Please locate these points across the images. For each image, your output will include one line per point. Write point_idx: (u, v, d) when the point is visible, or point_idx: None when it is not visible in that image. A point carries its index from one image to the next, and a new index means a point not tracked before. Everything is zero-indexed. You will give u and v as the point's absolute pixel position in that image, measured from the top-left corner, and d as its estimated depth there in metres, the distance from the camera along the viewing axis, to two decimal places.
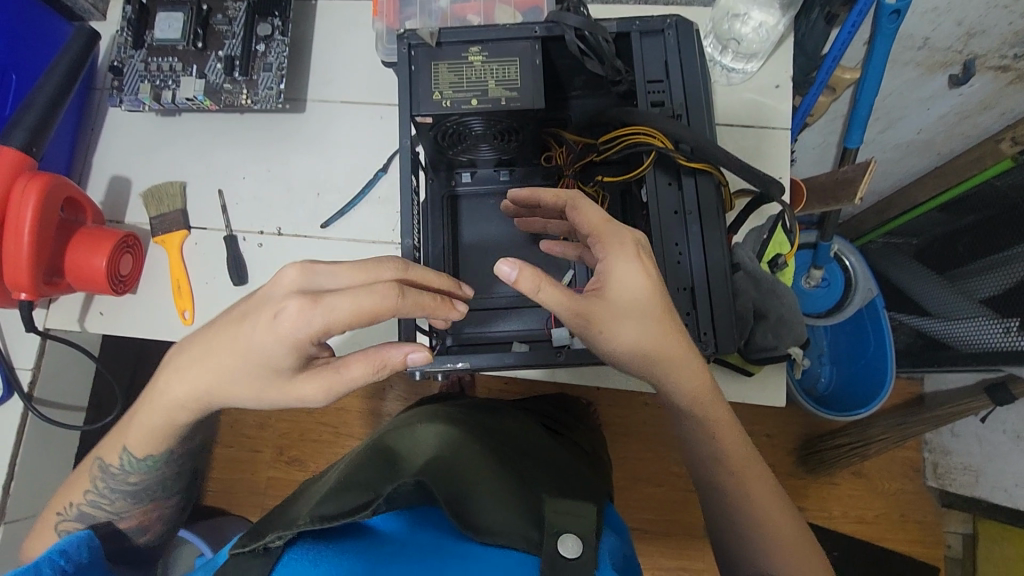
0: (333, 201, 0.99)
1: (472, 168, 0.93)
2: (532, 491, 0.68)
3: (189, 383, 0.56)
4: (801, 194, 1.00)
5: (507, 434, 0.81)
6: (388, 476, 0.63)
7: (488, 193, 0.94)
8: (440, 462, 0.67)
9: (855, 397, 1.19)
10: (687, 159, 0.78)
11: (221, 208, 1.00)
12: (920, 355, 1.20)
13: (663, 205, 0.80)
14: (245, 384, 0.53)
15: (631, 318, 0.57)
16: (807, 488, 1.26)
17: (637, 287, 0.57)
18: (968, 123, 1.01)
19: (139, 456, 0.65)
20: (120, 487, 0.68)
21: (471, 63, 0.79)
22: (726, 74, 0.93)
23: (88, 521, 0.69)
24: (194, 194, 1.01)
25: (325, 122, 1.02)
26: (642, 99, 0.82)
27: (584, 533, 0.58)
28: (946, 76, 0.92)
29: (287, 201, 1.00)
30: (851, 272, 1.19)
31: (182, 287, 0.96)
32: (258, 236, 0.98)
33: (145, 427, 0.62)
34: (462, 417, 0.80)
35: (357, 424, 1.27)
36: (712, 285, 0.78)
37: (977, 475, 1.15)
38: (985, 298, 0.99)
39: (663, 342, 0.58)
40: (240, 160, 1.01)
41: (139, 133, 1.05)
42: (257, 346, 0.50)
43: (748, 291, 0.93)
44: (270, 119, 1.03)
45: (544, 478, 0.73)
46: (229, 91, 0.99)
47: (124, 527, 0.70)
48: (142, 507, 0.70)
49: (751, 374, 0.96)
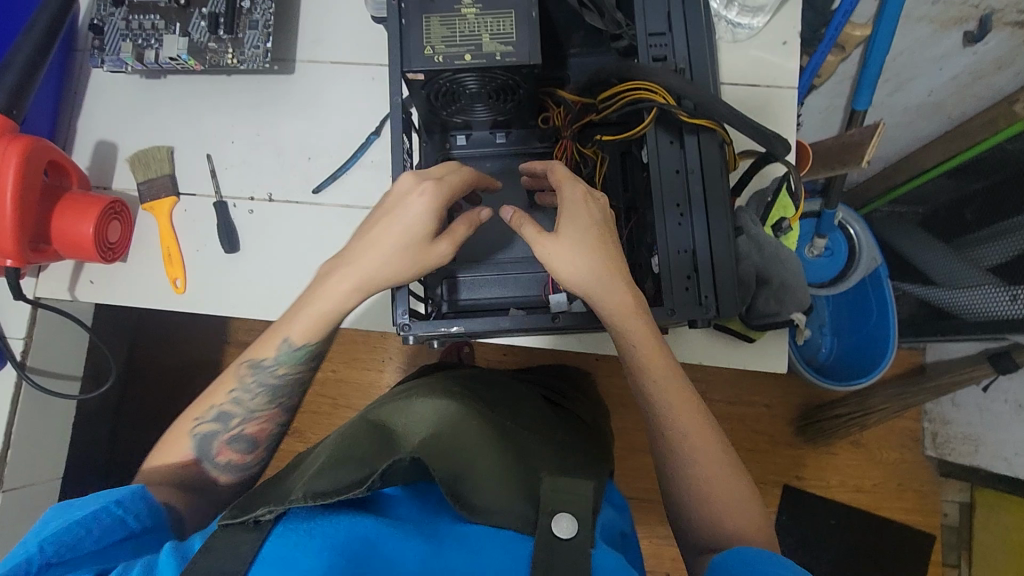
0: (324, 165, 0.95)
1: (467, 130, 0.89)
2: (531, 467, 0.67)
3: (354, 274, 0.65)
4: (807, 156, 0.97)
5: (506, 404, 0.80)
6: (386, 451, 0.63)
7: (487, 158, 0.90)
8: (438, 437, 0.67)
9: (856, 366, 1.17)
10: (690, 115, 0.74)
11: (209, 173, 0.95)
12: (924, 324, 1.17)
13: (663, 165, 0.77)
14: (395, 252, 0.64)
15: (580, 260, 0.64)
16: (806, 458, 1.24)
17: (585, 233, 0.64)
18: (981, 84, 0.96)
19: (297, 347, 0.68)
20: (266, 383, 0.69)
21: (464, 15, 0.72)
22: (730, 30, 0.88)
23: (223, 424, 0.67)
24: (183, 160, 0.97)
25: (314, 84, 0.97)
26: (643, 52, 0.76)
27: (580, 513, 0.57)
28: (960, 33, 0.88)
29: (276, 164, 0.95)
30: (854, 240, 1.15)
31: (172, 254, 0.93)
32: (249, 202, 0.95)
33: (308, 315, 0.67)
34: (460, 389, 0.79)
35: (355, 395, 1.25)
36: (714, 248, 0.74)
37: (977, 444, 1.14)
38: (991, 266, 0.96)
39: (610, 286, 0.64)
40: (231, 123, 0.97)
41: (124, 96, 1.01)
42: (407, 216, 0.63)
43: (750, 256, 0.90)
44: (258, 81, 0.98)
45: (543, 452, 0.72)
46: (214, 51, 0.95)
47: (249, 430, 0.68)
48: (269, 418, 0.70)
49: (752, 340, 0.94)
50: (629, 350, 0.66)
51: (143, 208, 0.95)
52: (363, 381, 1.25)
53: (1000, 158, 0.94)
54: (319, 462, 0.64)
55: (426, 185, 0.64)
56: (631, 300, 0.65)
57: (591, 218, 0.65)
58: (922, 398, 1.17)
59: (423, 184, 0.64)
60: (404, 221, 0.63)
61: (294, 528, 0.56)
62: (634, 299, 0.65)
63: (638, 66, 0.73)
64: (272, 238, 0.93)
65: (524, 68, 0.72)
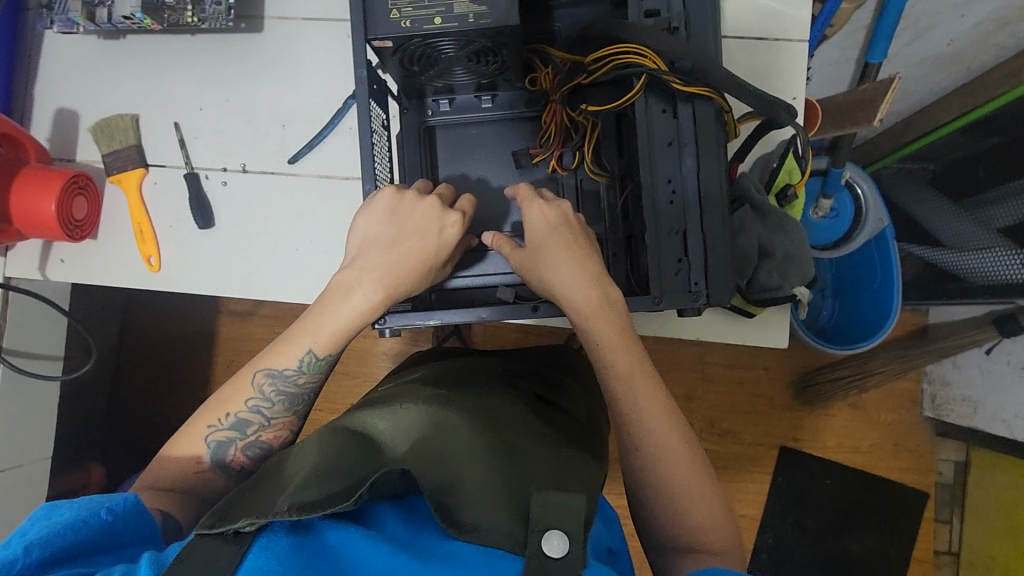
0: (300, 134, 0.85)
1: (450, 94, 0.79)
2: (524, 473, 0.62)
3: (371, 286, 0.62)
4: (816, 116, 0.87)
5: (495, 407, 0.74)
6: (372, 463, 0.58)
7: (476, 124, 0.81)
8: (427, 446, 0.62)
9: (858, 331, 1.11)
10: (684, 83, 0.65)
11: (179, 143, 0.87)
12: (929, 287, 1.11)
13: (654, 137, 0.68)
14: (412, 269, 0.62)
15: (546, 268, 0.60)
16: (802, 420, 1.20)
17: (547, 237, 0.60)
18: (1005, 32, 0.86)
19: (320, 356, 0.63)
20: (285, 390, 0.64)
21: None
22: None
23: (240, 433, 0.63)
24: (149, 128, 0.88)
25: (284, 42, 0.87)
26: (634, 8, 0.68)
27: (573, 529, 0.53)
28: None
29: (248, 133, 0.86)
30: (861, 200, 1.06)
31: (144, 231, 0.86)
32: (221, 173, 0.86)
33: (324, 324, 0.62)
34: (451, 396, 0.74)
35: (350, 361, 1.25)
36: (707, 227, 0.67)
37: (976, 407, 1.10)
38: (1002, 228, 0.90)
39: (573, 288, 0.59)
40: (201, 88, 0.88)
41: (83, 60, 0.92)
42: (424, 233, 0.62)
43: (753, 227, 0.85)
44: (223, 42, 0.88)
45: (539, 453, 0.67)
46: (172, 8, 0.85)
47: (266, 439, 0.64)
48: (283, 424, 0.65)
49: (751, 315, 0.86)
50: (604, 354, 0.59)
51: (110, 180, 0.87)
52: (357, 349, 1.24)
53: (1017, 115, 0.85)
54: (297, 471, 0.60)
55: (454, 217, 0.63)
56: (598, 300, 0.59)
57: (547, 220, 0.61)
58: (920, 360, 1.13)
59: (451, 215, 0.63)
60: (432, 247, 0.63)
61: (277, 541, 0.51)
62: (603, 297, 0.60)
63: (627, 24, 0.64)
64: (247, 212, 0.85)
65: (501, 31, 0.63)
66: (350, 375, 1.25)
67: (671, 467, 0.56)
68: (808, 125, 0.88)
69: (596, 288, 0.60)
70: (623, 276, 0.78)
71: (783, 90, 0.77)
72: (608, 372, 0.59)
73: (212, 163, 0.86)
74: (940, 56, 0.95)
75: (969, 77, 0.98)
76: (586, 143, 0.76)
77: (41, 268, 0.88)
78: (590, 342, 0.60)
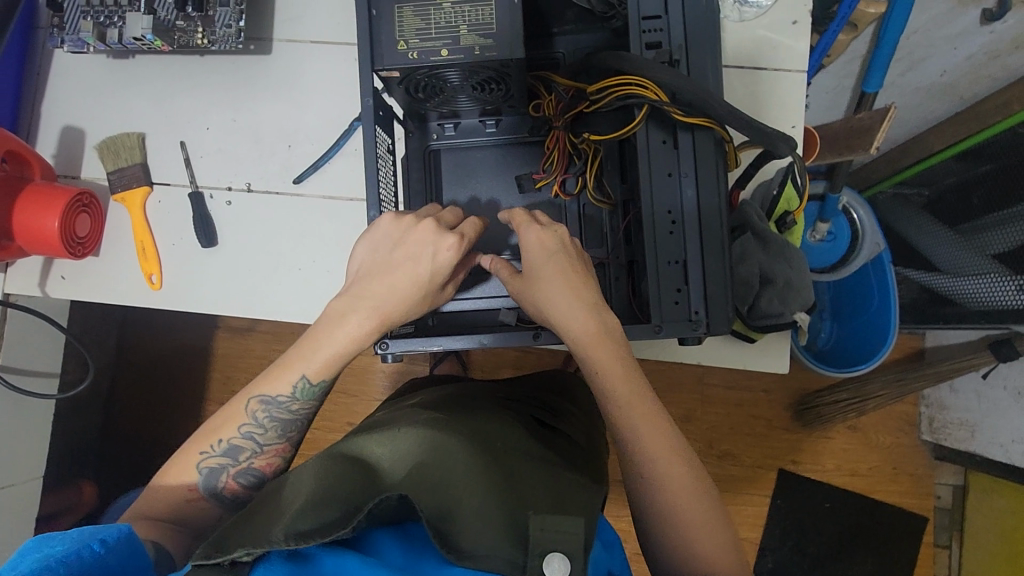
0: (306, 154, 0.87)
1: (454, 119, 0.79)
2: (523, 494, 0.63)
3: (365, 313, 0.61)
4: (815, 145, 0.87)
5: (493, 429, 0.75)
6: (371, 487, 0.59)
7: (481, 146, 0.81)
8: (426, 469, 0.62)
9: (854, 355, 1.12)
10: (684, 114, 0.66)
11: (184, 162, 0.87)
12: (925, 311, 1.10)
13: (655, 166, 0.69)
14: (409, 295, 0.61)
15: (543, 295, 0.61)
16: (801, 442, 1.20)
17: (541, 267, 0.61)
18: (996, 64, 0.89)
19: (313, 383, 0.62)
20: (278, 417, 0.63)
21: (439, 4, 0.63)
22: (738, 8, 0.79)
23: (233, 461, 0.62)
24: (155, 149, 0.88)
25: (292, 65, 0.88)
26: (635, 40, 0.69)
27: (573, 552, 0.56)
28: (978, 11, 0.79)
29: (254, 153, 0.87)
30: (858, 225, 1.07)
31: (146, 250, 0.85)
32: (227, 193, 0.87)
33: (319, 349, 0.62)
34: (449, 417, 0.75)
35: (347, 380, 1.24)
36: (708, 256, 0.68)
37: (973, 431, 1.11)
38: (996, 254, 0.91)
39: (569, 317, 0.60)
40: (210, 106, 0.89)
41: (89, 78, 0.92)
42: (422, 262, 0.61)
43: (755, 254, 0.86)
44: (232, 63, 0.89)
45: (538, 476, 0.68)
46: (183, 30, 0.86)
47: (259, 465, 0.64)
48: (280, 449, 0.64)
49: (753, 340, 0.85)
50: (605, 380, 0.59)
51: (115, 199, 0.87)
52: (354, 366, 1.24)
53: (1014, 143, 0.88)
54: (297, 492, 0.60)
55: (450, 239, 0.61)
56: (595, 329, 0.59)
57: (545, 248, 0.61)
58: (918, 383, 1.14)
59: (447, 238, 0.61)
60: (427, 273, 0.61)
61: (275, 569, 0.53)
62: (599, 326, 0.60)
63: (627, 55, 0.66)
64: (250, 231, 0.85)
65: (506, 63, 0.64)
66: (347, 394, 1.24)
67: (666, 499, 0.56)
68: (808, 154, 0.89)
69: (591, 318, 0.60)
70: (624, 303, 0.77)
71: (781, 120, 0.79)
72: (606, 401, 0.59)
73: (217, 182, 0.87)
74: (932, 87, 0.97)
75: (962, 106, 1.00)
76: (589, 169, 0.77)
77: (42, 284, 0.89)
78: (590, 370, 0.59)
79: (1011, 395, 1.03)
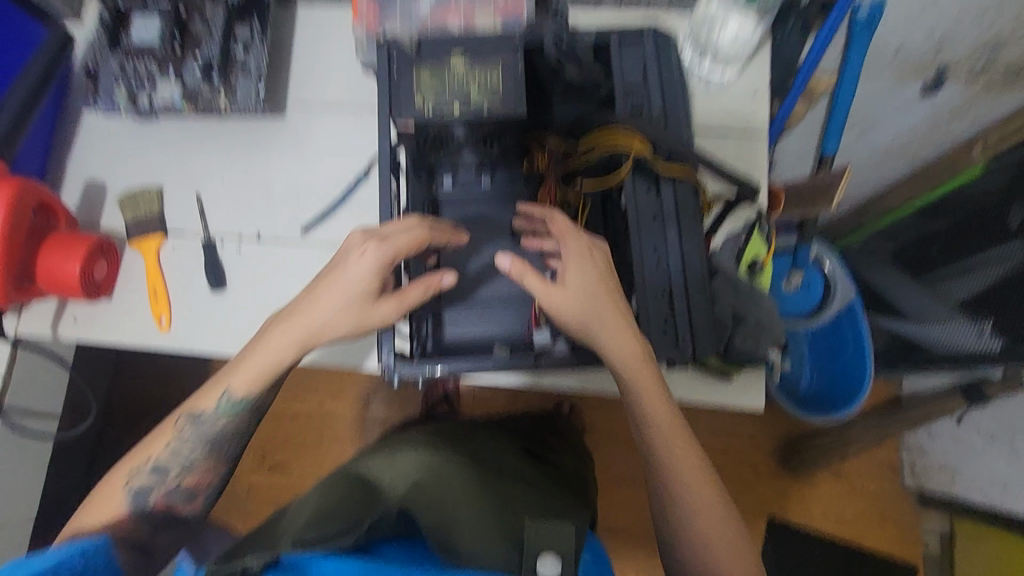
0: (315, 206, 0.91)
1: (452, 172, 0.88)
2: (515, 515, 0.69)
3: (287, 333, 0.64)
4: (777, 202, 1.01)
5: (484, 456, 0.81)
6: (372, 505, 0.65)
7: (483, 195, 0.89)
8: (424, 487, 0.68)
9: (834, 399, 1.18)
10: (664, 163, 0.79)
11: (199, 212, 0.91)
12: (896, 356, 1.18)
13: (642, 211, 0.79)
14: (331, 310, 0.63)
15: (580, 309, 0.64)
16: (789, 489, 1.28)
17: (580, 286, 0.64)
18: (941, 131, 1.01)
19: (237, 398, 0.66)
20: (205, 434, 0.67)
21: (453, 69, 0.76)
22: (705, 81, 0.90)
23: (160, 478, 0.66)
24: (172, 199, 0.93)
25: (303, 130, 0.94)
26: (621, 103, 0.82)
27: (564, 552, 0.60)
28: (919, 84, 0.93)
29: (265, 203, 0.91)
30: (829, 275, 1.16)
31: (158, 291, 0.89)
32: (237, 240, 0.90)
33: (250, 365, 0.64)
34: (445, 443, 0.81)
35: (343, 428, 1.26)
36: (690, 291, 0.79)
37: (952, 475, 1.17)
38: (961, 301, 1.00)
39: (609, 337, 0.64)
40: (224, 160, 0.93)
41: (112, 136, 0.97)
42: (345, 277, 0.63)
43: (726, 296, 0.92)
44: (248, 126, 0.94)
45: (526, 498, 0.74)
46: (207, 96, 0.89)
47: (190, 482, 0.67)
48: (208, 466, 0.67)
49: (730, 379, 0.96)
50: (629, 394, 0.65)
51: (131, 246, 0.90)
52: (342, 413, 1.26)
53: (960, 200, 0.99)
54: (303, 517, 0.65)
55: (364, 246, 0.62)
56: (632, 351, 0.65)
57: (590, 269, 0.65)
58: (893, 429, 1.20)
59: (365, 245, 0.62)
60: (345, 285, 0.63)
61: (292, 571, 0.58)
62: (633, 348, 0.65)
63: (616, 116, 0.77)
64: (258, 278, 0.89)
65: (511, 120, 0.75)
66: (339, 441, 1.25)
67: (686, 510, 0.65)
68: (772, 207, 1.01)
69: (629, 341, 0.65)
70: None
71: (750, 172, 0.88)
72: (643, 418, 0.66)
73: (229, 229, 0.91)
74: (894, 146, 1.10)
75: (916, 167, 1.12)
76: (578, 217, 0.86)
77: (53, 328, 0.89)
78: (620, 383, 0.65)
79: (982, 437, 1.09)
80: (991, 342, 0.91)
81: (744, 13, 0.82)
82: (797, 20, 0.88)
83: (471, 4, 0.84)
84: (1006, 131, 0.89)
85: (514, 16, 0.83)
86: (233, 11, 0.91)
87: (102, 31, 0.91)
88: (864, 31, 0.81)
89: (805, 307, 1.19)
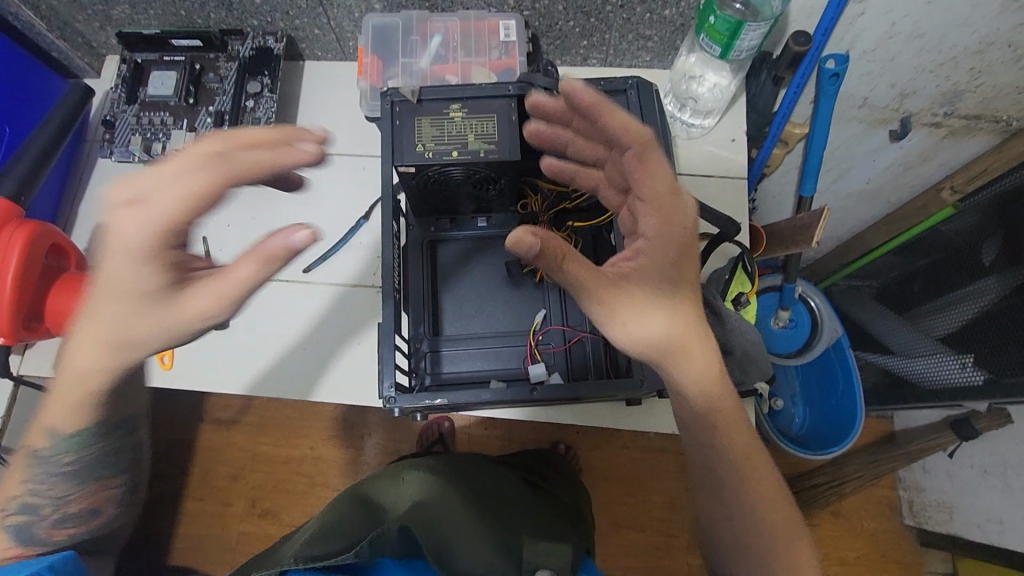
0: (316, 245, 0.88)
1: (451, 214, 0.94)
2: (512, 540, 0.72)
3: (92, 348, 0.50)
4: (760, 240, 1.01)
5: (482, 484, 0.82)
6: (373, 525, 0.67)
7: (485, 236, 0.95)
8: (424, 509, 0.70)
9: (830, 435, 1.20)
10: None
11: (201, 254, 0.87)
12: (886, 392, 1.21)
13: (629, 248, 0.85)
14: (143, 323, 0.47)
15: (655, 330, 0.54)
16: None
17: (657, 307, 0.53)
18: (911, 174, 1.03)
19: (67, 433, 0.55)
20: (58, 472, 0.57)
21: (452, 119, 0.83)
22: (685, 128, 0.91)
23: (31, 514, 0.56)
24: (178, 241, 0.89)
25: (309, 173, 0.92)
26: None
27: (561, 570, 0.62)
28: (886, 132, 0.94)
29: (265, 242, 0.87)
30: (815, 313, 1.19)
31: None
32: None
33: (62, 396, 0.54)
34: (444, 467, 0.83)
35: (335, 475, 1.15)
36: None
37: (951, 511, 1.16)
38: (942, 336, 1.02)
39: (683, 356, 0.56)
40: (229, 202, 0.91)
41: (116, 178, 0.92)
42: (109, 267, 0.45)
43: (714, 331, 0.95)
44: None
45: (522, 525, 0.76)
46: None
47: (74, 510, 0.58)
48: (85, 490, 0.58)
49: None
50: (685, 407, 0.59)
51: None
52: (338, 458, 1.16)
53: (937, 239, 1.05)
54: (305, 537, 0.67)
55: (123, 212, 0.44)
56: (700, 374, 0.57)
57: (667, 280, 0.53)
58: (893, 465, 1.21)
59: (121, 212, 0.44)
60: (123, 275, 0.45)
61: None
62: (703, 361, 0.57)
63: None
64: (256, 314, 0.84)
65: (505, 164, 0.82)
66: (333, 488, 1.15)
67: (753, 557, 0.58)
68: (755, 247, 1.02)
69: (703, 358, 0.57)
70: (603, 369, 0.89)
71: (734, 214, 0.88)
72: (717, 451, 0.59)
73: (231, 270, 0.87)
74: (863, 192, 1.11)
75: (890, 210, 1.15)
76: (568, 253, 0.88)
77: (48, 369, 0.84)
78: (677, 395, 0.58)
79: (977, 473, 1.09)
80: (975, 376, 0.93)
81: (719, 68, 0.88)
82: (768, 73, 0.85)
83: (468, 60, 0.89)
84: (971, 177, 0.94)
85: (507, 71, 0.88)
86: (246, 65, 0.89)
87: (120, 87, 0.90)
88: (831, 82, 0.79)
89: (795, 343, 1.21)
